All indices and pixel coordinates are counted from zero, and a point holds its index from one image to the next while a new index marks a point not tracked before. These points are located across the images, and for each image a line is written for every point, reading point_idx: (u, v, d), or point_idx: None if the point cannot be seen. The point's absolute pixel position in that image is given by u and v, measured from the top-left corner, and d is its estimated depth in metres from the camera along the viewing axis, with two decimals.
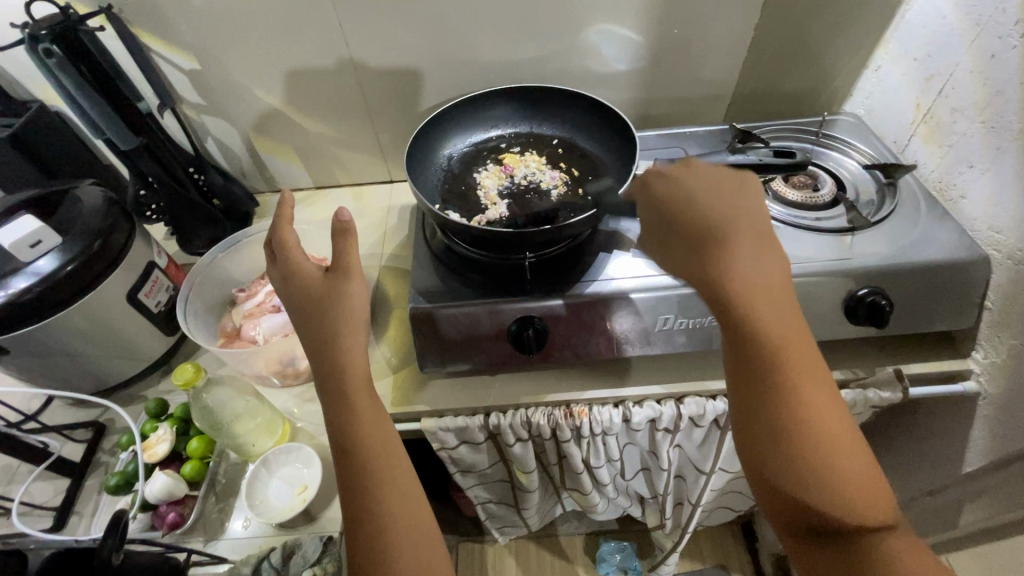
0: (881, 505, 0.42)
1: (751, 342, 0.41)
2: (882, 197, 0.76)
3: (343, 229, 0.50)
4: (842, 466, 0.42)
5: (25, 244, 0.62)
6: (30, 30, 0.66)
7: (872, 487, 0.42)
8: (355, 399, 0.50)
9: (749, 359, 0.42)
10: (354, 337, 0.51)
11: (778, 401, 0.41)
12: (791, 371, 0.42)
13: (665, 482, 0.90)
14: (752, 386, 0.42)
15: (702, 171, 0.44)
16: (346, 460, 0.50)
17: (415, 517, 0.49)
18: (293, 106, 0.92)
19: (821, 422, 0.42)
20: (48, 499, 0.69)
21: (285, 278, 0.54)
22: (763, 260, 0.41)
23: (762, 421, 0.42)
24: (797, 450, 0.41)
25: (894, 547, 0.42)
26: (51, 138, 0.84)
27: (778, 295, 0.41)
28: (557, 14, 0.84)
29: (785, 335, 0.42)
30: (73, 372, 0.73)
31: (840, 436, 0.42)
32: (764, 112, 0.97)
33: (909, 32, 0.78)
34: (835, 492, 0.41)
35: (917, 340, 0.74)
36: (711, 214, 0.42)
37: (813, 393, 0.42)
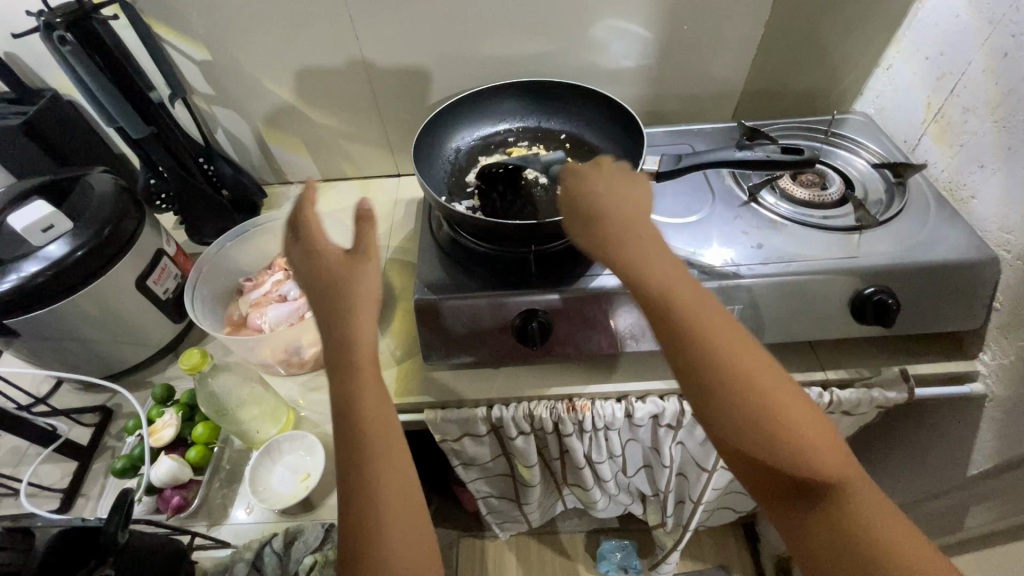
0: (841, 462, 0.44)
1: (673, 325, 0.48)
2: (890, 196, 0.75)
3: (366, 215, 0.54)
4: (792, 428, 0.45)
5: (38, 227, 0.63)
6: (45, 18, 0.67)
7: (829, 444, 0.45)
8: (363, 378, 0.50)
9: (677, 341, 0.47)
10: (366, 317, 0.51)
11: (714, 374, 0.46)
12: (719, 344, 0.47)
13: (667, 480, 0.90)
14: (685, 365, 0.47)
15: (603, 186, 0.55)
16: (346, 441, 0.48)
17: (411, 506, 0.48)
18: (302, 98, 0.93)
19: (764, 388, 0.46)
20: (56, 481, 0.70)
21: (305, 259, 0.55)
22: (661, 255, 0.51)
23: (705, 395, 0.46)
24: (741, 418, 0.45)
25: (860, 500, 0.44)
26: (64, 127, 0.85)
27: (681, 281, 0.49)
28: (566, 9, 0.84)
29: (704, 314, 0.48)
30: (82, 356, 0.74)
31: (785, 399, 0.46)
32: (773, 110, 0.97)
33: (922, 30, 0.77)
34: (788, 448, 0.44)
35: (924, 341, 0.73)
36: (614, 223, 0.53)
37: (746, 362, 0.46)
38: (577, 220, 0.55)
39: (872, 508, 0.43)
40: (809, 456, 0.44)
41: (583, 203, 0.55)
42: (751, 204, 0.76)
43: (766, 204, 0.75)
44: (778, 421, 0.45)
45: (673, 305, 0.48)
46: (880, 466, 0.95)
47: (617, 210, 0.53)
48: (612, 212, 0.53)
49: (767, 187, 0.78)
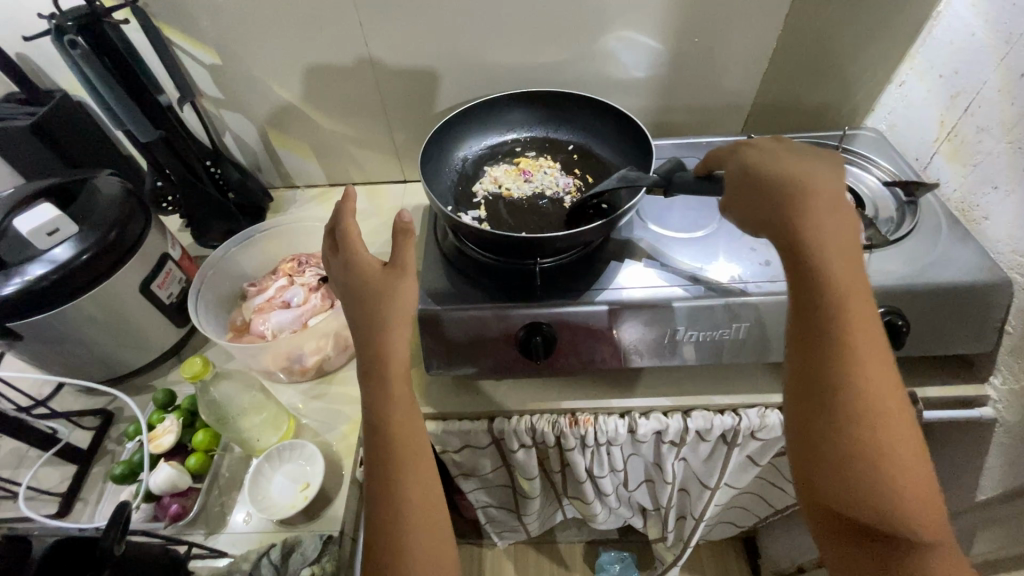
0: (933, 521, 0.47)
1: (826, 344, 0.48)
2: (901, 215, 0.74)
3: (404, 230, 0.52)
4: (903, 479, 0.46)
5: (42, 232, 0.64)
6: (56, 21, 0.67)
7: (930, 502, 0.47)
8: (394, 388, 0.52)
9: (823, 360, 0.48)
10: (399, 329, 0.53)
11: (849, 405, 0.47)
12: (865, 379, 0.47)
13: (669, 495, 0.89)
14: (824, 386, 0.48)
15: (812, 179, 0.49)
16: (377, 445, 0.52)
17: (434, 510, 0.52)
18: (310, 103, 0.93)
19: (888, 436, 0.47)
20: (54, 485, 0.69)
21: (345, 269, 0.56)
22: (847, 262, 0.48)
23: (824, 419, 0.48)
24: (850, 453, 0.47)
25: (936, 556, 0.47)
26: (73, 128, 0.86)
27: (857, 307, 0.48)
28: (576, 19, 0.83)
29: (861, 346, 0.48)
30: (84, 360, 0.74)
31: (907, 451, 0.47)
32: (784, 125, 0.96)
33: (936, 48, 0.77)
34: (891, 495, 0.46)
35: (933, 362, 0.72)
36: (812, 224, 0.48)
37: (886, 406, 0.47)
38: (750, 205, 0.52)
39: (946, 567, 0.46)
40: (907, 509, 0.46)
41: (761, 187, 0.51)
42: None
43: None
44: (892, 468, 0.46)
45: (836, 326, 0.48)
46: None
47: (814, 212, 0.48)
48: (807, 207, 0.48)
49: None
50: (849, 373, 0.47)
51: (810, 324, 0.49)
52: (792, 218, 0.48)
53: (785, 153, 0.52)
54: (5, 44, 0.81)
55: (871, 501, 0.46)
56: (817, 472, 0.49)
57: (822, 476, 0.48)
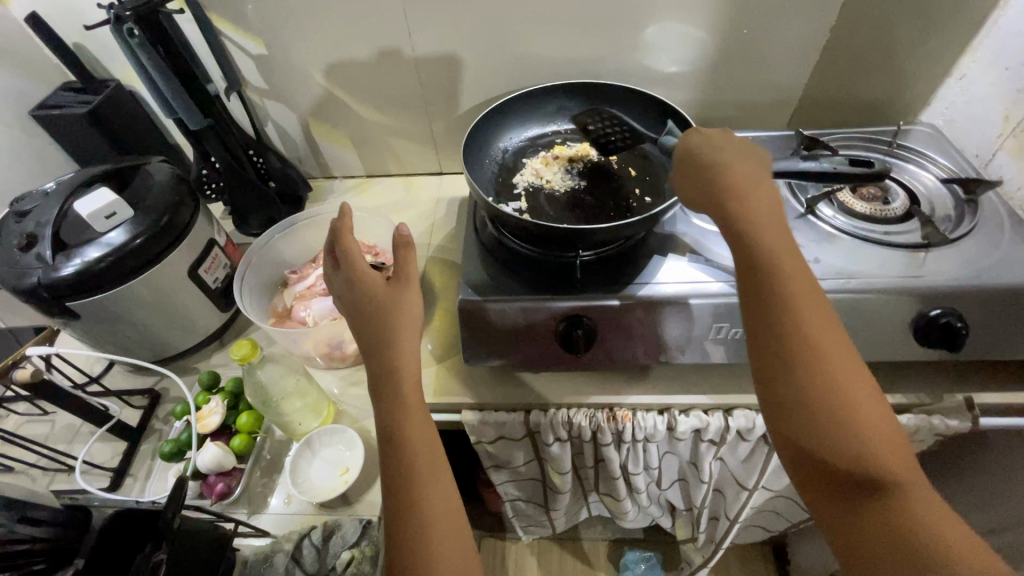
0: (903, 464, 0.44)
1: (765, 289, 0.47)
2: (960, 213, 0.72)
3: (404, 241, 0.53)
4: (862, 417, 0.44)
5: (101, 214, 0.66)
6: (116, 10, 0.69)
7: (896, 443, 0.44)
8: (407, 398, 0.51)
9: (767, 307, 0.47)
10: (409, 341, 0.53)
11: (795, 344, 0.46)
12: (808, 319, 0.46)
13: (703, 495, 0.88)
14: (771, 331, 0.46)
15: (729, 149, 0.52)
16: (392, 464, 0.50)
17: (455, 529, 0.48)
18: (351, 94, 0.94)
19: (841, 374, 0.45)
20: (106, 460, 0.72)
21: (350, 285, 0.55)
22: (771, 217, 0.49)
23: (777, 364, 0.46)
24: (803, 395, 0.45)
25: (917, 503, 0.43)
26: (126, 116, 0.88)
27: (788, 255, 0.48)
28: (620, 10, 0.82)
29: (800, 288, 0.47)
30: (135, 341, 0.76)
31: (861, 389, 0.45)
32: (832, 119, 0.93)
33: (1003, 41, 0.73)
34: (853, 434, 0.44)
35: (990, 368, 0.69)
36: (737, 183, 0.50)
37: (832, 347, 0.46)
38: (689, 178, 0.53)
39: (931, 513, 0.42)
40: (873, 448, 0.43)
41: (690, 161, 0.53)
42: (808, 216, 0.73)
43: (823, 216, 0.72)
44: (851, 407, 0.44)
45: (773, 271, 0.47)
46: None
47: (737, 175, 0.50)
48: (726, 171, 0.51)
49: (825, 199, 0.75)
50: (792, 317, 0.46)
51: (747, 274, 0.48)
52: (720, 180, 0.50)
53: (715, 134, 0.55)
54: (65, 35, 0.84)
55: (836, 442, 0.44)
56: (786, 424, 0.46)
57: (789, 423, 0.45)
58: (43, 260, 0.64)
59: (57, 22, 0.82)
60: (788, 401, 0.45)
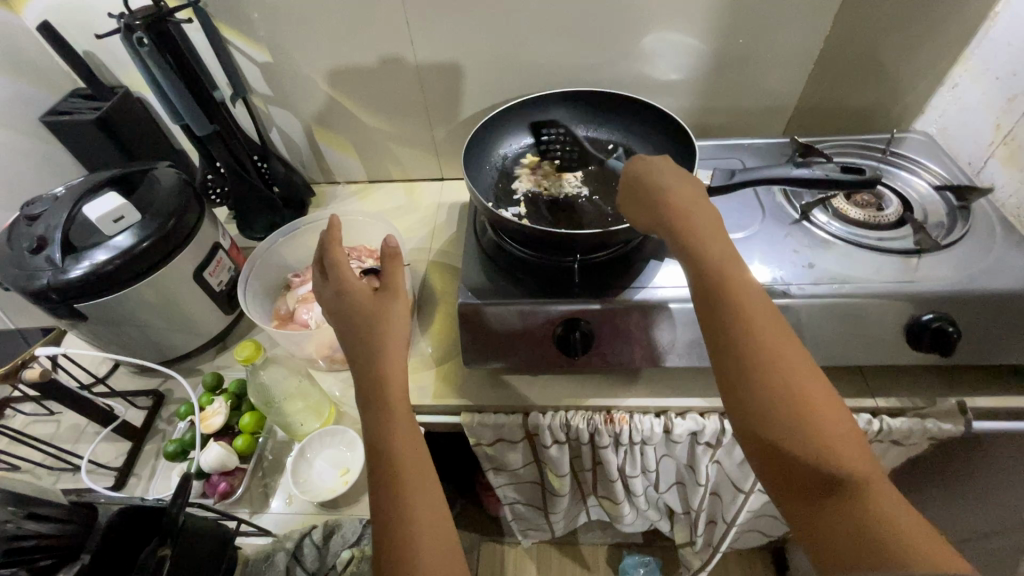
0: (864, 461, 0.43)
1: (716, 297, 0.49)
2: (953, 220, 0.73)
3: (392, 254, 0.56)
4: (818, 414, 0.44)
5: (110, 219, 0.67)
6: (126, 19, 0.70)
7: (855, 440, 0.44)
8: (395, 405, 0.53)
9: (717, 312, 0.48)
10: (396, 350, 0.55)
11: (748, 348, 0.47)
12: (758, 321, 0.47)
13: (700, 498, 0.89)
14: (723, 335, 0.48)
15: (671, 174, 0.56)
16: (381, 473, 0.51)
17: (443, 534, 0.49)
18: (354, 101, 0.95)
19: (794, 373, 0.46)
20: (110, 459, 0.73)
21: (336, 296, 0.57)
22: (715, 231, 0.52)
23: (732, 365, 0.47)
24: (763, 398, 0.45)
25: (879, 499, 0.42)
26: (133, 122, 0.90)
27: (732, 265, 0.50)
28: (619, 20, 0.84)
29: (746, 293, 0.49)
30: (140, 342, 0.77)
31: (815, 387, 0.45)
32: (828, 127, 0.94)
33: (993, 50, 0.75)
34: (811, 431, 0.44)
35: (983, 372, 0.70)
36: (678, 204, 0.54)
37: (785, 350, 0.47)
38: (640, 204, 0.57)
39: (895, 511, 0.42)
40: (831, 444, 0.43)
41: (641, 187, 0.57)
42: (803, 221, 0.74)
43: (817, 222, 0.74)
44: (806, 405, 0.44)
45: (719, 278, 0.49)
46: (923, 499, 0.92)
47: (677, 197, 0.54)
48: (668, 194, 0.55)
49: (819, 205, 0.77)
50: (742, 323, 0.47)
51: (697, 283, 0.51)
52: (663, 202, 0.54)
53: (660, 160, 0.59)
54: (75, 42, 0.86)
55: (797, 446, 0.44)
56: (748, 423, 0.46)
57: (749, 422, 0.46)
58: (52, 262, 0.65)
59: (67, 30, 0.84)
60: (746, 401, 0.46)
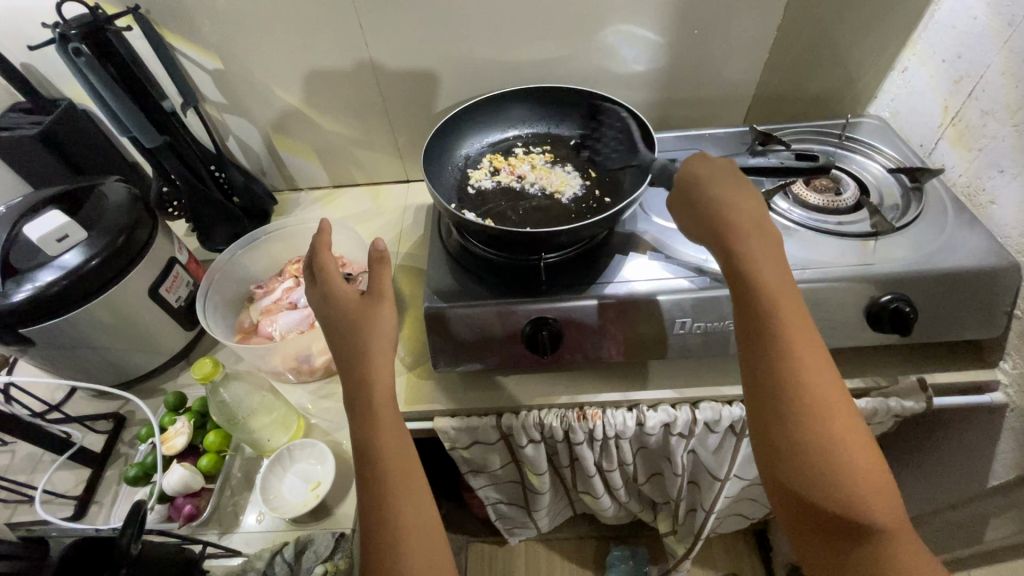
0: (889, 508, 0.47)
1: (768, 342, 0.49)
2: (907, 202, 0.74)
3: (380, 256, 0.53)
4: (856, 463, 0.47)
5: (52, 238, 0.64)
6: (61, 29, 0.67)
7: (881, 484, 0.47)
8: (381, 414, 0.52)
9: (765, 350, 0.49)
10: (382, 353, 0.53)
11: (793, 393, 0.48)
12: (805, 363, 0.48)
13: (678, 488, 0.89)
14: (767, 372, 0.49)
15: (730, 191, 0.51)
16: (368, 480, 0.50)
17: (430, 535, 0.50)
18: (312, 106, 0.93)
19: (835, 420, 0.48)
20: (69, 488, 0.71)
21: (323, 299, 0.55)
22: (773, 260, 0.50)
23: (772, 408, 0.48)
24: (802, 444, 0.47)
25: (899, 543, 0.46)
26: (79, 137, 0.87)
27: (792, 307, 0.49)
28: (575, 15, 0.83)
29: (801, 339, 0.48)
30: (96, 365, 0.75)
31: (849, 433, 0.48)
32: (786, 114, 0.96)
33: (939, 33, 0.77)
34: (846, 480, 0.46)
35: (940, 348, 0.72)
36: (741, 227, 0.50)
37: (825, 394, 0.48)
38: (685, 215, 0.54)
39: (914, 557, 0.46)
40: (863, 491, 0.46)
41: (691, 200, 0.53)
42: (764, 209, 0.75)
43: (778, 209, 0.74)
44: (843, 457, 0.47)
45: (769, 315, 0.48)
46: (894, 474, 0.94)
47: (738, 218, 0.50)
48: (731, 214, 0.50)
49: (780, 192, 0.77)
50: (791, 367, 0.48)
51: (744, 316, 0.50)
52: (722, 223, 0.50)
53: (724, 171, 0.53)
54: (10, 54, 0.82)
55: (829, 492, 0.46)
56: (782, 468, 0.48)
57: (782, 465, 0.48)
58: None
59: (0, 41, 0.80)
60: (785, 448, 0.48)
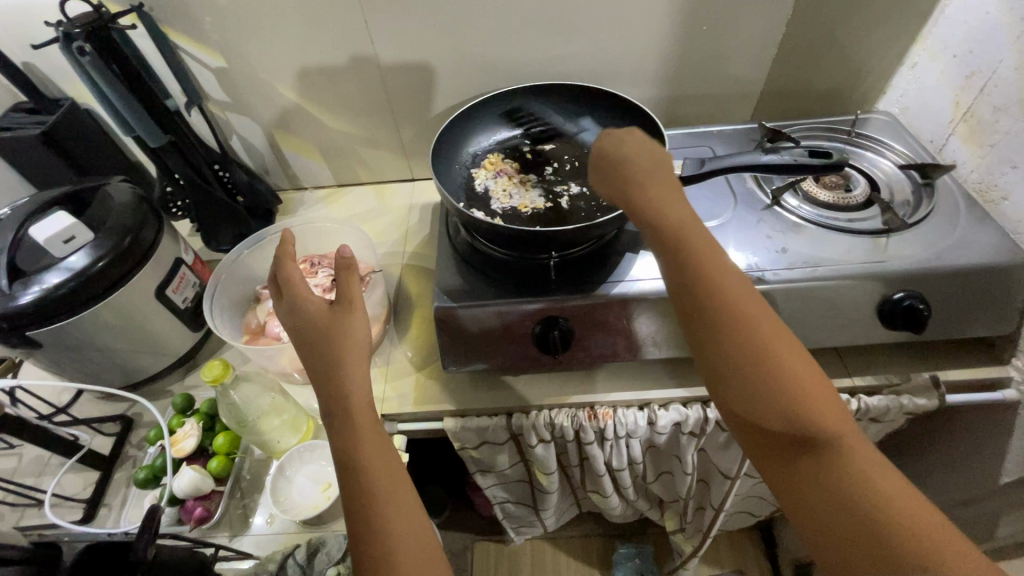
0: (840, 421, 0.43)
1: (681, 269, 0.47)
2: (918, 198, 0.74)
3: (347, 264, 0.54)
4: (792, 376, 0.43)
5: (59, 239, 0.64)
6: (65, 28, 0.67)
7: (830, 398, 0.43)
8: (362, 423, 0.51)
9: (681, 279, 0.47)
10: (357, 363, 0.53)
11: (714, 313, 0.46)
12: (727, 282, 0.46)
13: (688, 486, 0.89)
14: (687, 296, 0.47)
15: (627, 138, 0.53)
16: (352, 492, 0.49)
17: (422, 538, 0.48)
18: (317, 104, 0.92)
19: (762, 333, 0.45)
20: (78, 491, 0.70)
21: (292, 313, 0.54)
22: (671, 191, 0.50)
23: (704, 338, 0.46)
24: (732, 366, 0.45)
25: (859, 457, 0.42)
26: (82, 136, 0.86)
27: (695, 228, 0.48)
28: (583, 12, 0.83)
29: (712, 259, 0.47)
30: (103, 367, 0.74)
31: (786, 349, 0.45)
32: (795, 110, 0.95)
33: (949, 28, 0.77)
34: (792, 398, 0.43)
35: (951, 346, 0.72)
36: (635, 169, 0.51)
37: (745, 309, 0.45)
38: (598, 173, 0.54)
39: (878, 473, 0.41)
40: (805, 404, 0.43)
41: (598, 156, 0.54)
42: (774, 207, 0.75)
43: (788, 206, 0.74)
44: (778, 371, 0.44)
45: (681, 244, 0.47)
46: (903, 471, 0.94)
47: (633, 164, 0.51)
48: (627, 161, 0.51)
49: (790, 189, 0.77)
50: (707, 287, 0.46)
51: (661, 251, 0.49)
52: (623, 170, 0.52)
53: (623, 127, 0.54)
54: (12, 53, 0.81)
55: (771, 412, 0.43)
56: (720, 394, 0.46)
57: (727, 391, 0.45)
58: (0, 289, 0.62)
59: (2, 40, 0.79)
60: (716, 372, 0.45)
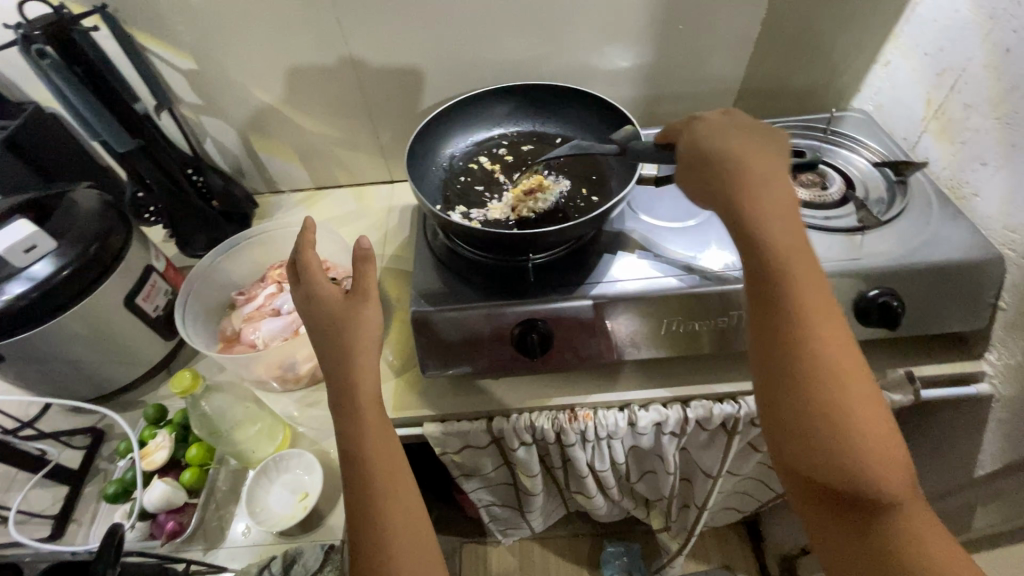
0: (901, 484, 0.45)
1: (773, 309, 0.46)
2: (892, 196, 0.75)
3: (365, 255, 0.51)
4: (867, 437, 0.44)
5: (20, 248, 0.62)
6: (23, 30, 0.65)
7: (896, 462, 0.45)
8: (367, 416, 0.50)
9: (771, 318, 0.47)
10: (369, 356, 0.51)
11: (799, 361, 0.46)
12: (824, 344, 0.46)
13: (672, 485, 0.89)
14: (773, 337, 0.47)
15: (744, 145, 0.50)
16: (354, 485, 0.49)
17: (421, 537, 0.49)
18: (292, 106, 0.91)
19: (846, 389, 0.45)
20: (46, 507, 0.68)
21: (306, 302, 0.54)
22: (786, 216, 0.47)
23: (781, 382, 0.46)
24: (804, 415, 0.45)
25: (911, 521, 0.44)
26: (48, 142, 0.84)
27: (803, 265, 0.46)
28: (559, 12, 0.82)
29: (812, 302, 0.46)
30: (72, 379, 0.72)
31: (870, 419, 0.45)
32: (772, 108, 0.96)
33: (920, 26, 0.77)
34: (865, 468, 0.44)
35: (926, 341, 0.73)
36: (748, 182, 0.48)
37: (833, 361, 0.45)
38: (693, 179, 0.52)
39: (926, 536, 0.44)
40: (870, 468, 0.44)
41: (699, 160, 0.51)
42: None
43: None
44: (852, 429, 0.44)
45: (781, 281, 0.46)
46: None
47: (748, 174, 0.48)
48: (737, 169, 0.48)
49: None
50: (797, 332, 0.46)
51: (751, 284, 0.48)
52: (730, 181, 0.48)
53: (734, 134, 0.51)
54: None
55: (832, 469, 0.44)
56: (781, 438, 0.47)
57: (790, 440, 0.46)
58: None
59: None
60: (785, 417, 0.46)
